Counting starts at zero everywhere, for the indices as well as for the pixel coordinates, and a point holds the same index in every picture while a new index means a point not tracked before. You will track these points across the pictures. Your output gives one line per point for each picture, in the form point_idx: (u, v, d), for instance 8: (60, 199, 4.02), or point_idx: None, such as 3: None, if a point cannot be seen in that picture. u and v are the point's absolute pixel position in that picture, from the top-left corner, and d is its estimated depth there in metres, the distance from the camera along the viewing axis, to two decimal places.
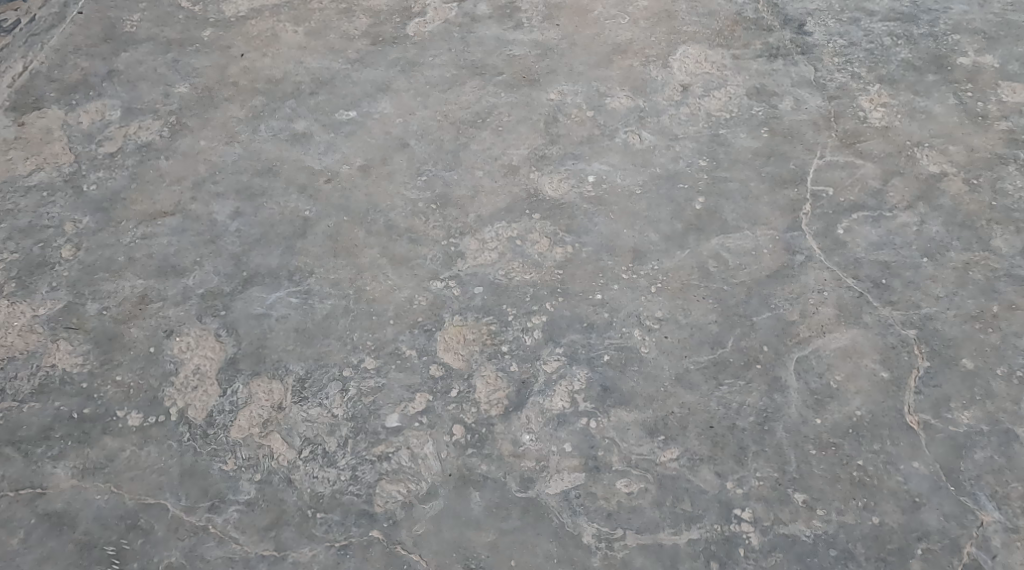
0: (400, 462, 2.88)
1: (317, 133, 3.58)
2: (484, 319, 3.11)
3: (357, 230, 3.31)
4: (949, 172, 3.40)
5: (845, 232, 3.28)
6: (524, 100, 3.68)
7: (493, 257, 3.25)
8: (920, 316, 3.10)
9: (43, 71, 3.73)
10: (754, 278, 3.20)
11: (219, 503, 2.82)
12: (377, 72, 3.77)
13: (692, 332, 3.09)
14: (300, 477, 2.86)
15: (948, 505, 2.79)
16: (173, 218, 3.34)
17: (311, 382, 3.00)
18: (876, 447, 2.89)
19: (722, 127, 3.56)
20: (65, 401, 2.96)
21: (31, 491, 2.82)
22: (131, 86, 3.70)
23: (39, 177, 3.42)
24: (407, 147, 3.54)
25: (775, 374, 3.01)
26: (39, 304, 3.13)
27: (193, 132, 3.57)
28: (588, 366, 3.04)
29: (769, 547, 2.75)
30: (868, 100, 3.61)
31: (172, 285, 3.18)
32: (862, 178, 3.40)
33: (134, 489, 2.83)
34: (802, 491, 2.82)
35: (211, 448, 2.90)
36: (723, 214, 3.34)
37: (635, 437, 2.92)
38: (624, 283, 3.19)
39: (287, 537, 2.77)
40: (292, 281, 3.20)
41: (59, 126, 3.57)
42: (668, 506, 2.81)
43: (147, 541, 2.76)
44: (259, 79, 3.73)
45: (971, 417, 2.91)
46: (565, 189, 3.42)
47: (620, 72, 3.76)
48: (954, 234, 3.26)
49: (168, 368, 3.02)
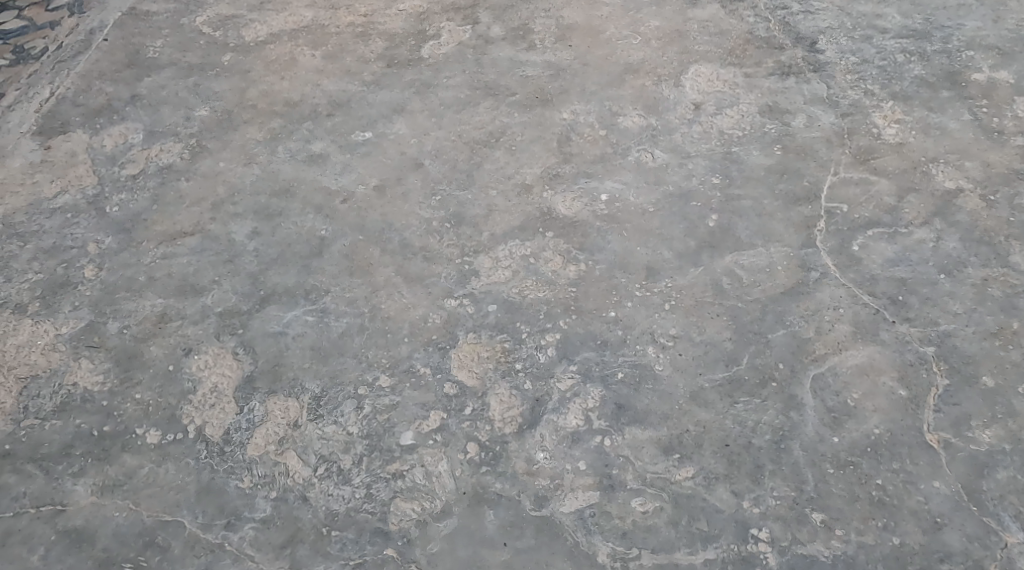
0: (415, 479, 2.90)
1: (333, 155, 3.63)
2: (498, 337, 3.13)
3: (372, 249, 3.35)
4: (966, 188, 3.39)
5: (860, 248, 3.28)
6: (537, 120, 3.71)
7: (506, 275, 3.26)
8: (937, 333, 3.10)
9: (69, 96, 3.82)
10: (768, 294, 3.20)
11: (235, 521, 2.85)
12: (391, 95, 3.82)
13: (706, 349, 3.10)
14: (315, 494, 2.88)
15: (970, 526, 2.77)
16: (193, 238, 3.39)
17: (327, 400, 3.03)
18: (895, 465, 2.87)
19: (735, 144, 3.57)
20: (86, 419, 3.00)
21: (51, 508, 2.87)
22: (154, 111, 3.78)
23: (64, 199, 3.49)
24: (422, 167, 3.58)
25: (791, 393, 3.01)
26: (61, 323, 3.17)
27: (212, 155, 3.63)
28: (602, 384, 3.04)
29: (787, 568, 2.73)
30: (882, 117, 3.61)
31: (191, 304, 3.22)
32: (876, 195, 3.39)
33: (152, 506, 2.87)
34: (819, 511, 2.81)
35: (227, 466, 2.93)
36: (736, 231, 3.34)
37: (650, 454, 2.92)
38: (638, 300, 3.20)
39: (302, 554, 2.79)
40: (308, 300, 3.23)
41: (83, 149, 3.64)
42: (684, 525, 2.81)
43: (164, 559, 2.79)
44: (277, 103, 3.80)
45: (992, 435, 2.90)
46: (578, 208, 3.43)
47: (633, 92, 3.78)
48: (972, 251, 3.26)
49: (186, 386, 3.06)
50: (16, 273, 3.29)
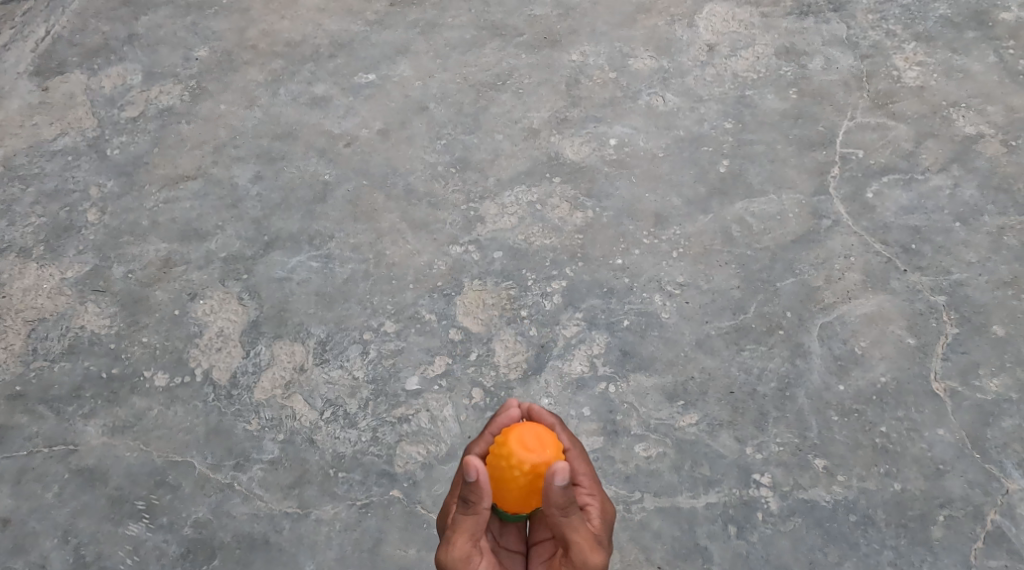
0: (420, 424, 2.90)
1: (336, 97, 3.57)
2: (503, 285, 3.11)
3: (376, 194, 3.32)
4: (987, 133, 3.31)
5: (874, 195, 3.22)
6: (544, 62, 3.62)
7: (512, 222, 3.23)
8: (948, 282, 3.05)
9: (64, 36, 3.75)
10: (778, 242, 3.16)
11: (243, 462, 2.86)
12: (395, 35, 3.73)
13: (713, 297, 3.07)
14: (322, 437, 2.89)
15: (972, 472, 2.77)
16: (195, 182, 3.37)
17: (332, 345, 3.04)
18: (900, 413, 2.86)
19: (749, 88, 3.48)
20: (94, 361, 3.02)
21: (64, 447, 2.88)
22: (151, 51, 3.71)
23: (64, 141, 3.46)
24: (426, 111, 3.51)
25: (798, 341, 2.99)
26: (66, 267, 3.19)
27: (213, 97, 3.58)
28: (608, 332, 3.03)
29: (788, 512, 2.75)
30: (903, 59, 3.50)
31: (195, 249, 3.22)
32: (894, 140, 3.32)
33: (162, 447, 2.88)
34: (822, 457, 2.81)
35: (235, 408, 2.94)
36: (748, 177, 3.29)
37: (654, 402, 2.92)
38: (645, 248, 3.17)
39: (310, 495, 2.81)
40: (313, 245, 3.22)
41: (81, 90, 3.59)
42: (687, 470, 2.82)
43: (176, 497, 2.81)
44: (278, 43, 3.72)
45: (1000, 384, 2.88)
46: (586, 152, 3.38)
47: (644, 32, 3.68)
48: (990, 198, 3.19)
49: (193, 330, 3.07)
50: (19, 217, 3.29)
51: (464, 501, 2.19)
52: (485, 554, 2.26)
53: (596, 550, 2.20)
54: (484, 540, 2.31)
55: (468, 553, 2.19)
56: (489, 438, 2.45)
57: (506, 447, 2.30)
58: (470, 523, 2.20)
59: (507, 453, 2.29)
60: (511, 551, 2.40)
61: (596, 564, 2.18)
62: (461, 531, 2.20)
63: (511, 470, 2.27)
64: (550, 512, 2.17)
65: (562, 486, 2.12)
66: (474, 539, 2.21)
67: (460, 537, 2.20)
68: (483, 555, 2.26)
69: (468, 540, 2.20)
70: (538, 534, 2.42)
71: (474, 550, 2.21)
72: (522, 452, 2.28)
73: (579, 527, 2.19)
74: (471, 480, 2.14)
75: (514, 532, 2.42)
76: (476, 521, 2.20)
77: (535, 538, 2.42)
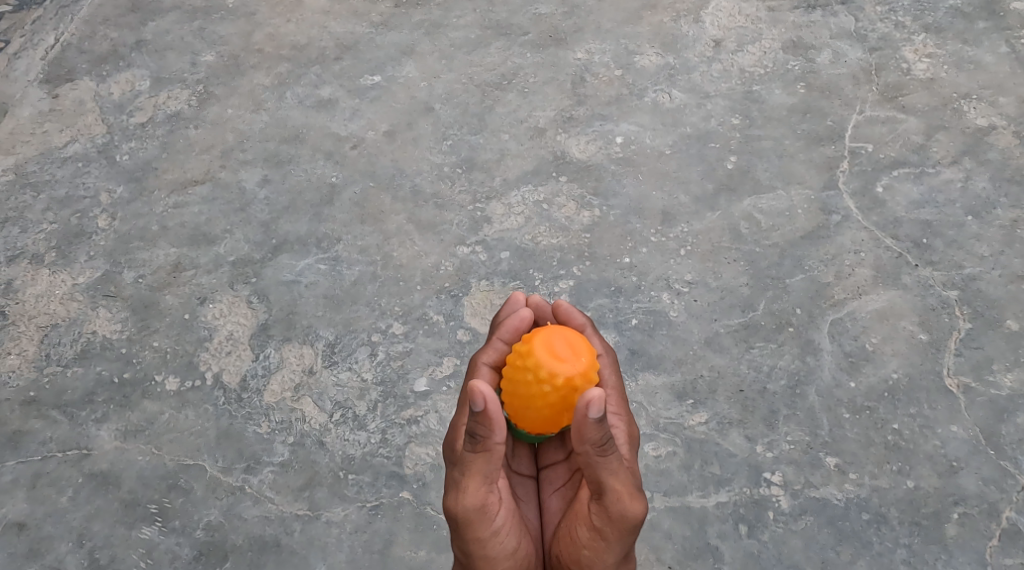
0: (429, 425, 2.91)
1: (343, 99, 3.58)
2: (511, 285, 3.11)
3: (384, 196, 3.33)
4: (999, 125, 3.30)
5: (884, 190, 3.20)
6: (550, 60, 3.62)
7: (519, 222, 3.23)
8: (961, 276, 3.03)
9: (74, 43, 3.78)
10: (787, 238, 3.14)
11: (254, 465, 2.87)
12: (401, 36, 3.75)
13: (722, 295, 3.06)
14: (332, 439, 2.91)
15: (987, 470, 2.73)
16: (204, 186, 3.39)
17: (341, 347, 3.05)
18: (912, 410, 2.83)
19: (756, 83, 3.49)
20: (106, 366, 3.04)
21: (77, 452, 2.91)
22: (160, 56, 3.74)
23: (75, 148, 3.49)
24: (432, 111, 3.52)
25: (808, 338, 2.96)
26: (78, 273, 3.21)
27: (220, 101, 3.60)
28: (615, 331, 3.02)
29: (799, 511, 2.72)
30: (913, 51, 3.51)
31: (205, 253, 3.24)
32: (904, 134, 3.31)
33: (174, 451, 2.90)
34: (833, 456, 2.79)
35: (246, 412, 2.96)
36: (756, 173, 3.28)
37: (663, 401, 2.90)
38: (653, 246, 3.16)
39: (321, 497, 2.82)
40: (321, 248, 3.24)
41: (91, 97, 3.62)
42: (697, 469, 2.79)
43: (187, 500, 2.83)
44: (284, 46, 3.74)
45: (1014, 379, 2.85)
46: (592, 151, 3.37)
47: (650, 29, 3.68)
48: (1002, 190, 3.17)
49: (203, 334, 3.09)
50: (31, 224, 3.32)
51: (471, 439, 2.13)
52: (502, 499, 2.23)
53: (634, 498, 2.14)
54: (501, 483, 2.27)
55: (482, 501, 2.16)
56: (505, 349, 2.45)
57: (531, 357, 2.30)
58: (481, 465, 2.16)
59: (535, 365, 2.29)
60: (522, 475, 2.45)
61: (636, 513, 2.13)
62: (473, 476, 2.16)
63: (539, 385, 2.28)
64: (585, 451, 2.11)
65: (597, 419, 2.06)
66: (488, 483, 2.18)
67: (473, 482, 2.16)
68: (501, 501, 2.23)
69: (481, 485, 2.17)
70: (550, 457, 2.46)
71: (488, 497, 2.18)
72: (551, 362, 2.28)
73: (618, 471, 2.13)
74: (477, 411, 2.09)
75: (525, 455, 2.47)
76: (487, 462, 2.15)
77: (546, 460, 2.46)
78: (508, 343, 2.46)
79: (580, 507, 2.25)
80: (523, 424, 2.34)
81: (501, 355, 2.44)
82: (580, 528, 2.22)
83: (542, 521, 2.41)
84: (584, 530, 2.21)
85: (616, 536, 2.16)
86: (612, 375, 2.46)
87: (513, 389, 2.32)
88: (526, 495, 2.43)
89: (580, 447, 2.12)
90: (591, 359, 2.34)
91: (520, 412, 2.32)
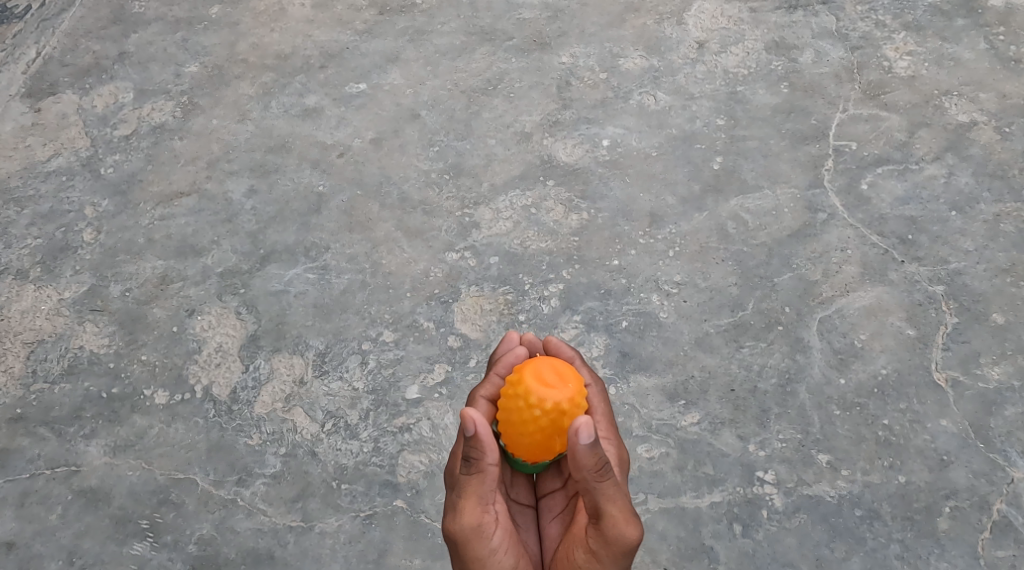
0: (422, 432, 2.90)
1: (328, 108, 3.57)
2: (501, 289, 3.11)
3: (371, 204, 3.32)
4: (980, 121, 3.33)
5: (869, 187, 3.22)
6: (535, 65, 3.63)
7: (507, 227, 3.23)
8: (946, 271, 3.05)
9: (55, 56, 3.75)
10: (774, 237, 3.15)
11: (246, 477, 2.85)
12: (385, 43, 3.74)
13: (712, 295, 3.07)
14: (324, 449, 2.89)
15: (977, 463, 2.75)
16: (189, 198, 3.36)
17: (331, 356, 3.03)
18: (902, 405, 2.85)
19: (740, 84, 3.51)
20: (94, 381, 3.01)
21: (66, 469, 2.87)
22: (142, 68, 3.71)
23: (58, 162, 3.46)
24: (418, 118, 3.52)
25: (798, 336, 2.98)
26: (64, 288, 3.18)
27: (205, 112, 3.58)
28: (606, 333, 3.02)
29: (793, 508, 2.72)
30: (893, 49, 3.54)
31: (192, 265, 3.22)
32: (887, 131, 3.34)
33: (164, 465, 2.87)
34: (825, 453, 2.80)
35: (236, 424, 2.93)
36: (741, 173, 3.29)
37: (655, 402, 2.90)
38: (642, 249, 3.17)
39: (313, 508, 2.80)
40: (309, 258, 3.22)
41: (73, 110, 3.59)
42: (690, 470, 2.79)
43: (179, 515, 2.80)
44: (268, 55, 3.73)
45: (1002, 372, 2.87)
46: (579, 154, 3.38)
47: (634, 32, 3.70)
48: (985, 185, 3.20)
49: (191, 347, 3.06)
50: (15, 239, 3.29)
51: (465, 461, 2.16)
52: (500, 521, 2.23)
53: (629, 522, 2.14)
54: (501, 507, 2.27)
55: (478, 521, 2.17)
56: (500, 382, 2.45)
57: (522, 385, 2.33)
58: (476, 485, 2.17)
59: (524, 393, 2.31)
60: (521, 504, 2.44)
61: (631, 537, 2.13)
62: (470, 496, 2.18)
63: (531, 411, 2.30)
64: (582, 477, 2.13)
65: (589, 444, 2.09)
66: (483, 504, 2.19)
67: (469, 503, 2.18)
68: (500, 523, 2.23)
69: (478, 505, 2.18)
70: (549, 485, 2.44)
71: (485, 517, 2.19)
72: (540, 389, 2.31)
73: (614, 496, 2.14)
74: (468, 436, 2.13)
75: (524, 485, 2.46)
76: (481, 483, 2.17)
77: (545, 489, 2.45)
78: (504, 377, 2.47)
79: (577, 531, 2.26)
80: (517, 453, 2.34)
81: (497, 387, 2.44)
82: (577, 551, 2.22)
83: (541, 547, 2.40)
84: (579, 553, 2.21)
85: (611, 559, 2.16)
86: (603, 403, 2.44)
87: (507, 417, 2.33)
88: (526, 523, 2.41)
89: (577, 474, 2.13)
90: (580, 386, 2.35)
91: (514, 440, 2.33)
